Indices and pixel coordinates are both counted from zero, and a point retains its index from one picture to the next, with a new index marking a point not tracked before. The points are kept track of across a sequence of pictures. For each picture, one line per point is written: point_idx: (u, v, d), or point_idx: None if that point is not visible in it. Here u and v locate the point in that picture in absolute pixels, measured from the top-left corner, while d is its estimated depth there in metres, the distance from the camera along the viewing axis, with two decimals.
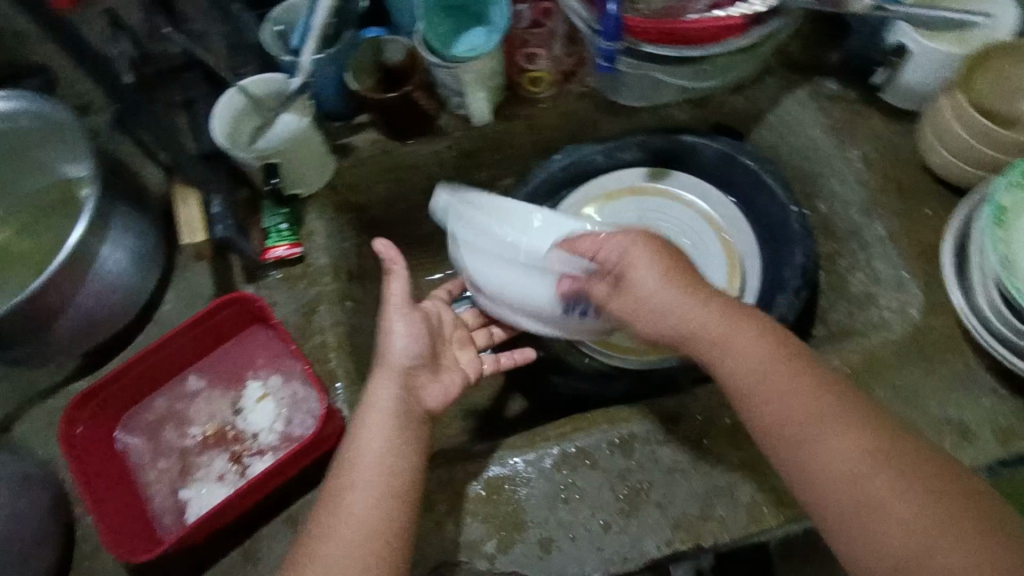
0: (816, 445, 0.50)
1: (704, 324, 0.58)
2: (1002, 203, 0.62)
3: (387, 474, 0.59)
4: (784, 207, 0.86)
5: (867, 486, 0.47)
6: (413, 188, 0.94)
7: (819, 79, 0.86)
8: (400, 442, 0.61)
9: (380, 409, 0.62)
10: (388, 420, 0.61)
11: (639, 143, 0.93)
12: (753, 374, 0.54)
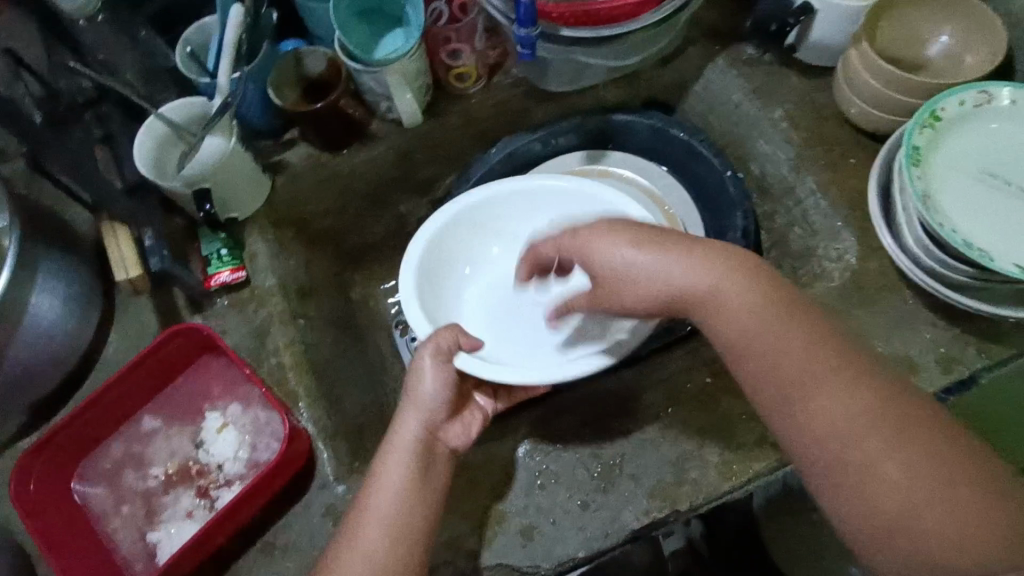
0: (827, 408, 0.52)
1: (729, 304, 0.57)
2: (916, 142, 0.65)
3: (396, 513, 0.60)
4: (721, 175, 0.89)
5: (851, 443, 0.51)
6: (355, 196, 0.93)
7: (737, 47, 0.88)
8: (410, 486, 0.62)
9: (400, 450, 0.63)
10: (399, 464, 0.63)
11: (574, 126, 0.95)
12: (763, 338, 0.55)
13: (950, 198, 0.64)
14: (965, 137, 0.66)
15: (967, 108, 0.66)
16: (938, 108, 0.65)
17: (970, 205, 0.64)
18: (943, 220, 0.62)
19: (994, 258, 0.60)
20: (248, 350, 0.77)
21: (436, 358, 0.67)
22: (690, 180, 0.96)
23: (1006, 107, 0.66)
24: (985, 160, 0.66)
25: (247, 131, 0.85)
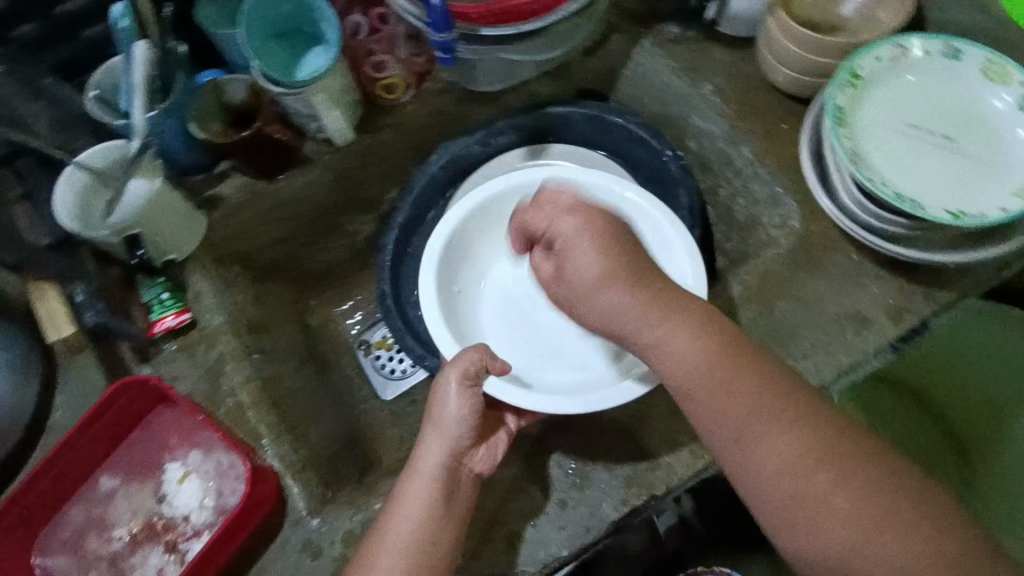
0: (774, 456, 0.53)
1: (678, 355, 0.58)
2: (839, 103, 0.65)
3: (417, 542, 0.61)
4: (661, 155, 0.89)
5: (803, 483, 0.52)
6: (297, 221, 0.91)
7: (661, 27, 0.88)
8: (430, 514, 0.63)
9: (422, 477, 0.64)
10: (422, 490, 0.64)
11: (511, 125, 0.94)
12: (709, 389, 0.56)
13: (878, 153, 0.65)
14: (886, 92, 0.67)
15: (884, 63, 0.67)
16: (856, 67, 0.66)
17: (898, 158, 0.65)
18: (873, 176, 0.63)
19: (924, 207, 0.62)
20: (202, 394, 0.74)
21: (464, 383, 0.64)
22: (632, 164, 0.96)
23: (920, 58, 0.67)
24: (907, 112, 0.67)
25: (174, 168, 0.82)
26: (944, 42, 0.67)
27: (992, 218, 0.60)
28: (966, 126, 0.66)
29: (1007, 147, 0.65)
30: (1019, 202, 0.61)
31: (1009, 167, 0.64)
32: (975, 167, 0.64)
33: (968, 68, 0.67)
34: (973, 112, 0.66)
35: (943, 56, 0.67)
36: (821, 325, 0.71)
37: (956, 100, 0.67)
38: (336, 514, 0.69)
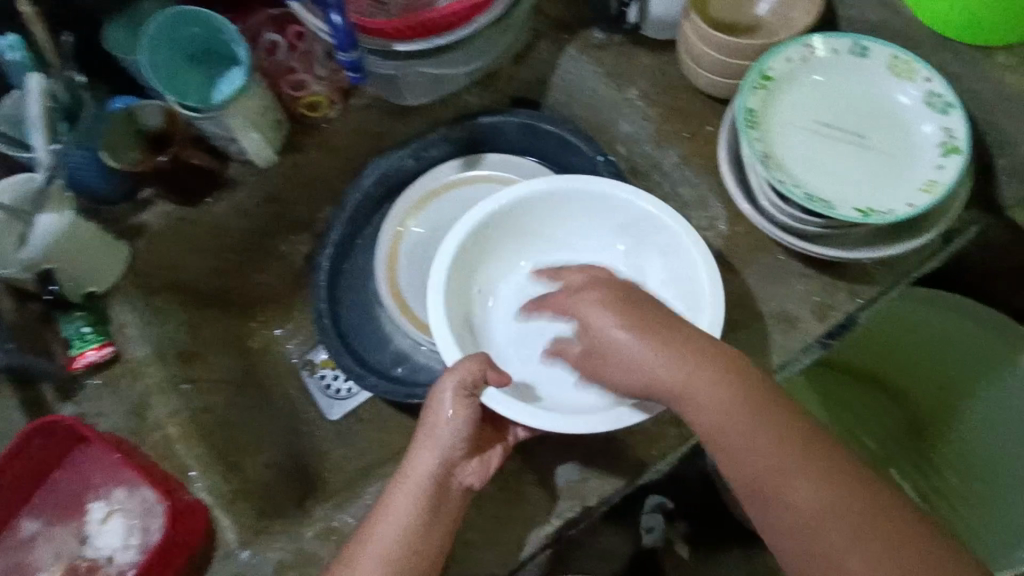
0: (755, 469, 0.54)
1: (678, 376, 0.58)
2: (750, 105, 0.66)
3: (399, 551, 0.61)
4: (593, 161, 0.89)
5: (826, 538, 0.50)
6: (228, 245, 0.89)
7: (586, 33, 0.87)
8: (416, 522, 0.62)
9: (414, 482, 0.63)
10: (410, 496, 0.63)
11: (442, 137, 0.94)
12: (701, 395, 0.57)
13: (792, 154, 0.66)
14: (796, 92, 0.67)
15: (793, 64, 0.67)
16: (766, 69, 0.66)
17: (812, 158, 0.66)
18: (786, 178, 0.64)
19: (835, 207, 0.63)
20: (126, 430, 0.72)
21: (460, 394, 0.63)
22: (566, 170, 0.96)
23: (828, 57, 0.67)
24: (820, 111, 0.67)
25: (90, 198, 0.79)
26: (851, 40, 0.67)
27: (900, 214, 0.62)
28: (875, 123, 0.67)
29: (916, 142, 0.66)
30: (926, 197, 0.63)
31: (917, 163, 0.65)
32: (885, 164, 0.65)
33: (876, 65, 0.67)
34: (882, 109, 0.67)
35: (851, 54, 0.68)
36: (747, 326, 0.71)
37: (866, 97, 0.68)
38: (269, 545, 0.68)
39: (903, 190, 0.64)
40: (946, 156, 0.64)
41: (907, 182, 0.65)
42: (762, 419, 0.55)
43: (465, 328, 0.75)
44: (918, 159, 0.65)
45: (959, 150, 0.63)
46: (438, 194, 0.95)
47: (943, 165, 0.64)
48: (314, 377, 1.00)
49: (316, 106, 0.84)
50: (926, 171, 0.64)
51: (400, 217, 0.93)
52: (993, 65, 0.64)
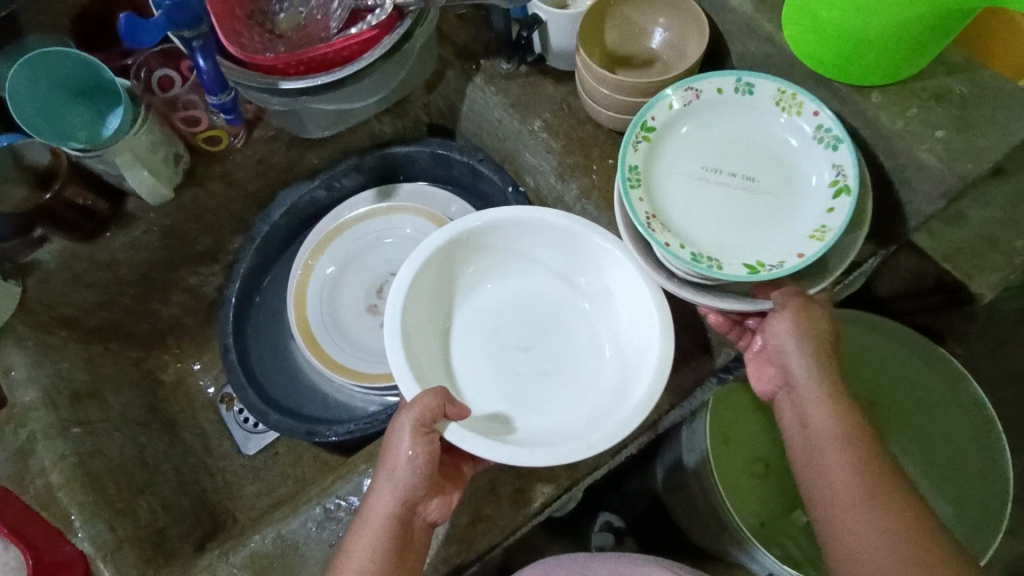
0: (839, 489, 0.58)
1: (811, 372, 0.62)
2: (632, 163, 0.65)
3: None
4: (504, 191, 0.89)
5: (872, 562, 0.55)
6: (128, 279, 0.88)
7: (492, 63, 0.86)
8: (376, 570, 0.58)
9: (373, 526, 0.59)
10: (372, 542, 0.58)
11: (354, 167, 0.93)
12: (820, 407, 0.61)
13: (679, 208, 0.66)
14: (680, 140, 0.68)
15: (676, 111, 0.67)
16: (646, 121, 0.66)
17: (699, 209, 0.66)
18: (672, 236, 0.64)
19: (721, 266, 0.63)
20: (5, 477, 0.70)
21: (419, 430, 0.59)
22: (479, 200, 0.96)
23: (713, 100, 0.67)
24: (707, 157, 0.68)
25: None
26: (735, 79, 0.67)
27: (788, 267, 0.61)
28: (765, 166, 0.67)
29: (806, 184, 0.66)
30: (816, 244, 0.62)
31: (809, 206, 0.65)
32: (772, 211, 0.65)
33: (762, 104, 0.67)
34: (772, 151, 0.67)
35: (738, 94, 0.67)
36: None
37: (756, 138, 0.68)
38: None
39: (795, 236, 0.64)
40: (836, 197, 0.63)
41: (799, 227, 0.64)
42: (863, 449, 0.59)
43: (423, 360, 0.69)
44: (810, 202, 0.65)
45: (849, 191, 0.62)
46: (350, 224, 0.92)
47: (834, 207, 0.63)
48: (242, 423, 0.98)
49: (217, 138, 0.82)
50: (818, 214, 0.64)
51: (310, 252, 0.91)
52: (870, 103, 0.64)
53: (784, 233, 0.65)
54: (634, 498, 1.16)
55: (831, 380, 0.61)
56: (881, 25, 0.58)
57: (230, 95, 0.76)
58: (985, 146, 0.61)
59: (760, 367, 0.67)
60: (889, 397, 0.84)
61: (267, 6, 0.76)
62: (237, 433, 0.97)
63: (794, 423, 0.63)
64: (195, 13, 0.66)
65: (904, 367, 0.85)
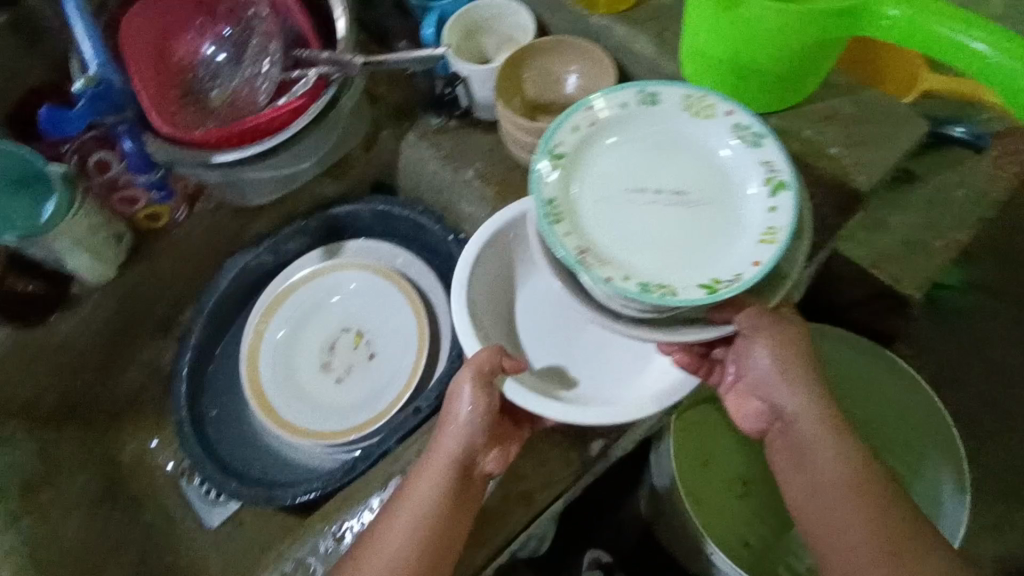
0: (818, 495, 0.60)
1: (806, 412, 0.60)
2: (551, 195, 0.59)
3: (409, 541, 0.58)
4: (446, 240, 0.91)
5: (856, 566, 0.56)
6: (78, 361, 0.88)
7: (423, 119, 0.90)
8: (429, 519, 0.59)
9: (434, 473, 0.60)
10: (431, 485, 0.60)
11: (298, 229, 0.95)
12: (820, 446, 0.59)
13: (612, 235, 0.59)
14: (596, 161, 0.62)
15: (583, 133, 0.62)
16: (553, 149, 0.61)
17: (635, 232, 0.59)
18: (612, 268, 0.56)
19: (675, 291, 0.55)
20: None
21: (477, 382, 0.60)
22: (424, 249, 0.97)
23: (619, 116, 0.63)
24: (633, 175, 0.62)
25: None
26: (638, 91, 0.63)
27: (747, 279, 0.55)
28: (693, 175, 0.62)
29: (741, 186, 0.61)
30: (769, 248, 0.57)
31: (749, 209, 0.60)
32: (716, 220, 0.60)
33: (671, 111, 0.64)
34: (698, 157, 0.63)
35: (646, 106, 0.63)
36: None
37: (684, 147, 0.63)
38: None
39: (744, 244, 0.58)
40: (776, 194, 0.59)
41: (744, 234, 0.59)
42: (861, 486, 0.58)
43: (485, 305, 0.67)
44: (750, 204, 0.60)
45: (787, 184, 0.58)
46: (299, 285, 0.94)
47: (775, 204, 0.59)
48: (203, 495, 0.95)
49: (158, 215, 0.85)
50: (761, 215, 0.59)
51: (260, 317, 0.92)
52: (768, 128, 0.68)
53: (731, 242, 0.59)
54: (625, 527, 1.11)
55: (826, 415, 0.60)
56: (760, 59, 0.62)
57: (159, 172, 0.82)
58: (874, 160, 0.66)
59: (738, 401, 0.66)
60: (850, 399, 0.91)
61: (199, 84, 0.81)
62: (197, 506, 0.95)
63: (792, 464, 0.61)
64: (115, 102, 0.69)
65: (876, 391, 0.92)
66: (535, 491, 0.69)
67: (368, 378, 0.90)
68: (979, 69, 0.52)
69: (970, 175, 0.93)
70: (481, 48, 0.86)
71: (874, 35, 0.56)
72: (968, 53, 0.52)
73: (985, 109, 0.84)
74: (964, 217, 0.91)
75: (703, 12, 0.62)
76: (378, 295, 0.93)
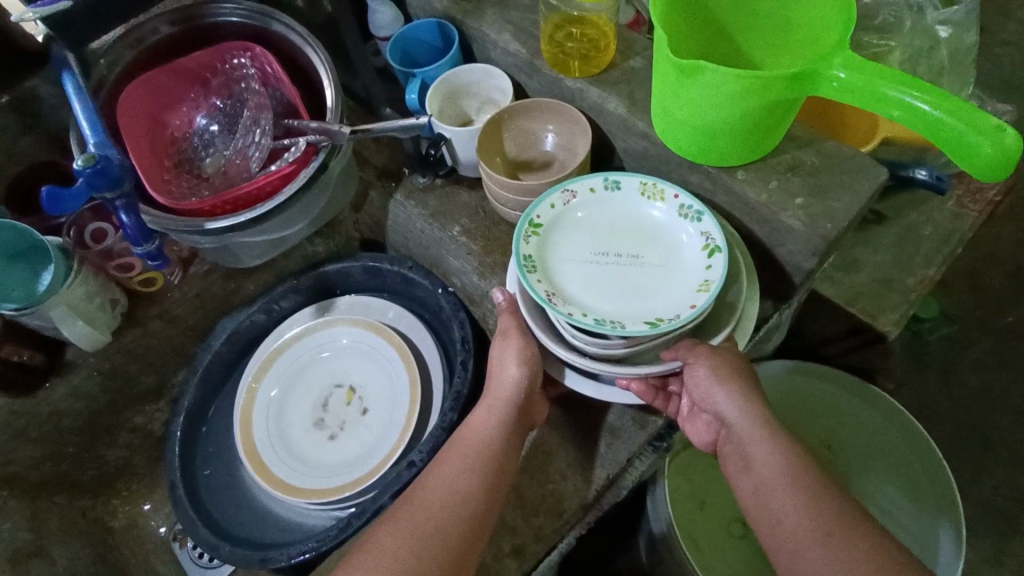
0: (769, 482, 0.60)
1: (745, 418, 0.64)
2: (526, 252, 0.69)
3: (472, 469, 0.64)
4: (435, 292, 0.93)
5: (802, 552, 0.55)
6: (71, 428, 0.88)
7: (410, 178, 0.93)
8: (476, 459, 0.64)
9: (482, 426, 0.67)
10: (486, 425, 0.67)
11: (291, 288, 0.97)
12: (764, 450, 0.62)
13: (578, 290, 0.69)
14: (569, 233, 0.72)
15: (558, 209, 0.72)
16: (533, 219, 0.71)
17: (595, 287, 0.69)
18: (573, 307, 0.66)
19: (624, 326, 0.65)
20: None
21: (515, 344, 0.69)
22: (413, 302, 0.99)
23: (587, 198, 0.73)
24: (594, 243, 0.72)
25: None
26: (602, 178, 0.73)
27: (683, 318, 0.64)
28: (646, 243, 0.72)
29: (685, 253, 0.70)
30: (703, 295, 0.65)
31: (690, 269, 0.69)
32: (663, 278, 0.69)
33: (629, 193, 0.73)
34: (650, 230, 0.72)
35: (605, 189, 0.73)
36: (574, 442, 0.74)
37: (637, 225, 0.73)
38: None
39: (684, 295, 0.67)
40: (711, 256, 0.68)
41: (685, 286, 0.68)
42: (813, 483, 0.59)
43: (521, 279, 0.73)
44: (692, 265, 0.69)
45: (719, 249, 0.67)
46: (292, 342, 0.95)
47: (711, 264, 0.67)
48: (197, 559, 0.94)
49: (152, 281, 0.87)
50: (700, 272, 0.68)
51: (253, 374, 0.93)
52: (737, 180, 0.72)
53: (674, 295, 0.68)
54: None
55: (767, 423, 0.63)
56: (721, 117, 0.65)
57: (155, 243, 0.80)
58: (838, 207, 0.69)
59: (693, 422, 0.70)
60: (837, 435, 0.94)
61: (193, 153, 0.85)
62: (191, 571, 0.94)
63: (743, 476, 0.63)
64: (115, 177, 0.70)
65: (867, 424, 0.94)
66: (528, 543, 0.70)
67: (360, 433, 0.90)
68: (919, 122, 0.56)
69: (936, 213, 0.98)
70: (464, 109, 0.92)
71: (824, 92, 0.60)
72: (909, 109, 0.55)
73: (942, 154, 0.88)
74: (934, 255, 0.95)
75: (665, 74, 0.66)
76: (369, 349, 0.94)
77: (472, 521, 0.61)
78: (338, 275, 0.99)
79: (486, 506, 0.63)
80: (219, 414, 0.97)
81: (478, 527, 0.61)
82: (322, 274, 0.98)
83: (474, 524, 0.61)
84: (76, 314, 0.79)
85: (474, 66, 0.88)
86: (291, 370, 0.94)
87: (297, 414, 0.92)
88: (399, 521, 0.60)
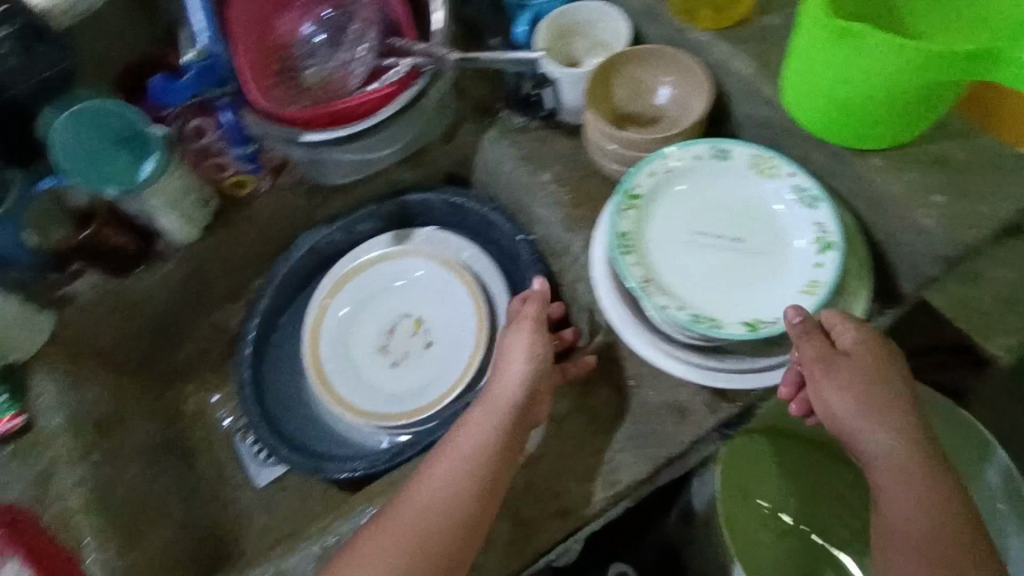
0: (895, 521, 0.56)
1: (889, 459, 0.56)
2: (623, 229, 0.65)
3: (472, 457, 0.63)
4: (514, 239, 0.91)
5: None
6: (155, 312, 0.92)
7: (507, 117, 0.89)
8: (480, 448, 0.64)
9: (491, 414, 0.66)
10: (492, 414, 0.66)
11: (372, 213, 0.97)
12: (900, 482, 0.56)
13: (673, 270, 0.65)
14: (671, 207, 0.68)
15: (659, 178, 0.67)
16: (631, 190, 0.67)
17: (692, 271, 0.65)
18: (671, 298, 0.63)
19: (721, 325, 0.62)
20: (27, 502, 0.73)
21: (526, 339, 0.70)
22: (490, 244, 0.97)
23: (691, 169, 0.68)
24: (697, 220, 0.67)
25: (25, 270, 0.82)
26: (710, 145, 0.68)
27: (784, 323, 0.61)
28: (753, 225, 0.66)
29: (792, 242, 0.65)
30: (808, 299, 0.61)
31: (797, 262, 0.64)
32: (767, 267, 0.65)
33: (739, 165, 0.68)
34: (759, 209, 0.67)
35: (713, 158, 0.68)
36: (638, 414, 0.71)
37: (747, 202, 0.67)
38: None
39: (787, 293, 0.63)
40: (822, 252, 0.63)
41: (790, 280, 0.63)
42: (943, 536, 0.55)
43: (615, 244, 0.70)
44: (799, 256, 0.64)
45: (834, 246, 0.62)
46: (367, 265, 0.96)
47: (822, 261, 0.63)
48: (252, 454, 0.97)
49: (243, 184, 0.89)
50: (807, 269, 0.63)
51: (327, 291, 0.95)
52: (870, 165, 0.65)
53: (777, 291, 0.63)
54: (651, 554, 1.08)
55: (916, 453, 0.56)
56: (870, 94, 0.59)
57: (253, 146, 0.86)
58: (984, 211, 0.61)
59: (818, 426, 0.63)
60: None
61: (294, 62, 0.84)
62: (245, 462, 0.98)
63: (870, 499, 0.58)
64: (219, 75, 0.80)
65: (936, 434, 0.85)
66: (577, 506, 0.67)
67: (424, 367, 0.91)
68: None
69: None
70: (571, 50, 0.85)
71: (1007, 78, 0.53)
72: None
73: None
74: None
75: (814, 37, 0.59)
76: (441, 286, 0.94)
77: (471, 510, 0.61)
78: (421, 204, 0.97)
79: (488, 495, 0.63)
80: (289, 323, 0.99)
81: (475, 517, 0.61)
82: (407, 199, 0.97)
83: (473, 513, 0.61)
84: (167, 204, 0.81)
85: (590, 4, 0.83)
86: (361, 292, 0.95)
87: (361, 334, 0.94)
88: (396, 510, 0.62)
